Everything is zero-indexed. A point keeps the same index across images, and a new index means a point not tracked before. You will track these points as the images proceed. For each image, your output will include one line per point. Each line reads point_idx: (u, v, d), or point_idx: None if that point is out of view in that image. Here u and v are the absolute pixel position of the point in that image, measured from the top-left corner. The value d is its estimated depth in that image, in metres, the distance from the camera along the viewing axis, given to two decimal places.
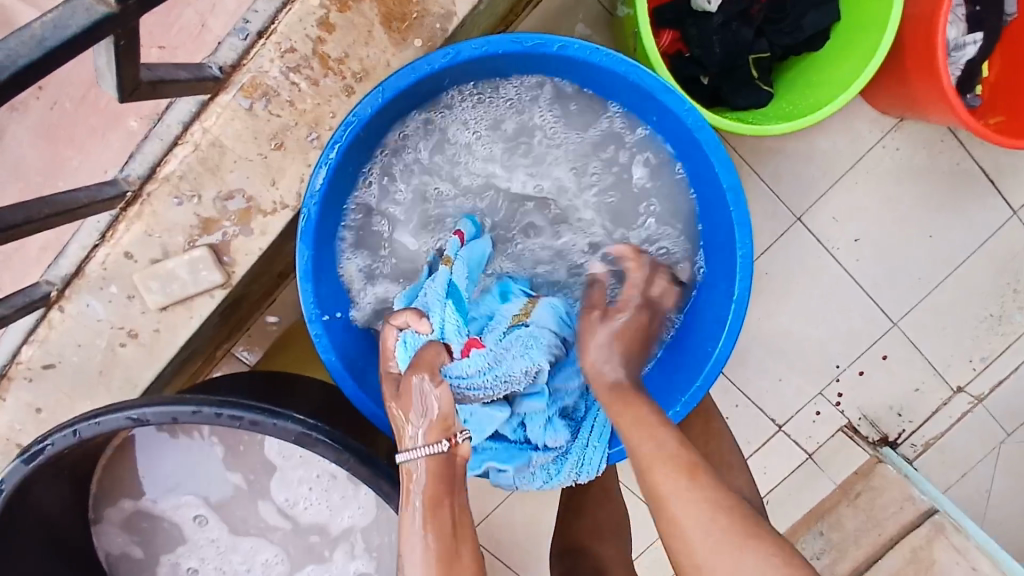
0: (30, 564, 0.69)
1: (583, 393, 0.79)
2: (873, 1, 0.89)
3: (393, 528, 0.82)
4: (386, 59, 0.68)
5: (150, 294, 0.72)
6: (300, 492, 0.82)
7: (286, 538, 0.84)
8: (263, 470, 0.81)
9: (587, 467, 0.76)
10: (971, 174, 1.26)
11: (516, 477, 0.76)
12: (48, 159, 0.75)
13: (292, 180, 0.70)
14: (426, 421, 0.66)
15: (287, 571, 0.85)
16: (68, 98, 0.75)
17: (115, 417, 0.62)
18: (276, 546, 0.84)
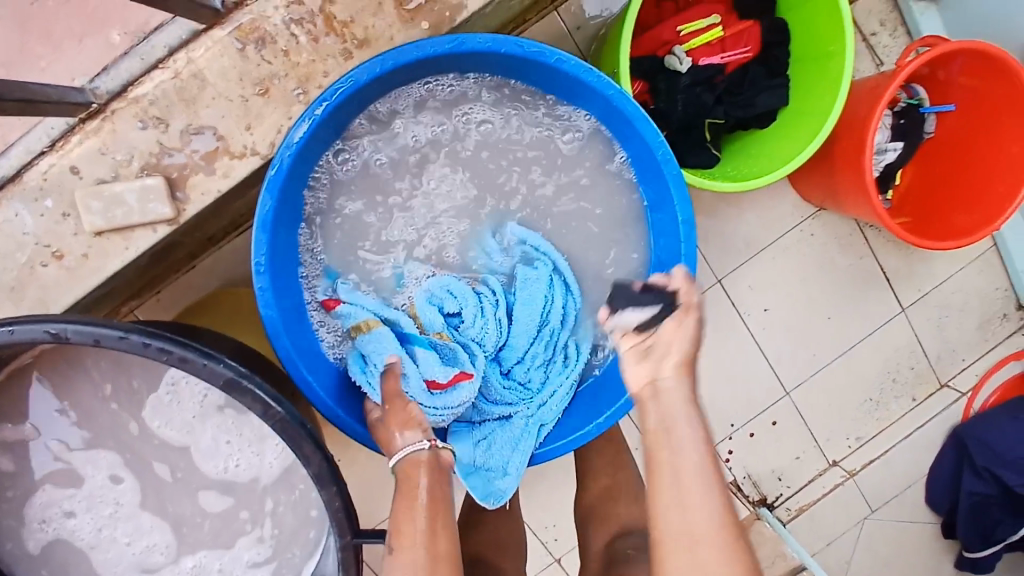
0: None
1: (540, 366, 0.83)
2: (817, 94, 1.01)
3: (293, 508, 0.79)
4: (390, 34, 0.69)
5: (89, 215, 0.68)
6: (222, 451, 0.79)
7: (186, 504, 0.80)
8: (169, 426, 0.78)
9: (538, 421, 0.82)
10: (870, 270, 1.40)
11: (476, 451, 0.81)
12: (15, 49, 0.75)
13: (269, 129, 0.69)
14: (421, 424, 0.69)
15: (172, 544, 0.81)
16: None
17: (32, 327, 0.58)
18: (172, 511, 0.81)
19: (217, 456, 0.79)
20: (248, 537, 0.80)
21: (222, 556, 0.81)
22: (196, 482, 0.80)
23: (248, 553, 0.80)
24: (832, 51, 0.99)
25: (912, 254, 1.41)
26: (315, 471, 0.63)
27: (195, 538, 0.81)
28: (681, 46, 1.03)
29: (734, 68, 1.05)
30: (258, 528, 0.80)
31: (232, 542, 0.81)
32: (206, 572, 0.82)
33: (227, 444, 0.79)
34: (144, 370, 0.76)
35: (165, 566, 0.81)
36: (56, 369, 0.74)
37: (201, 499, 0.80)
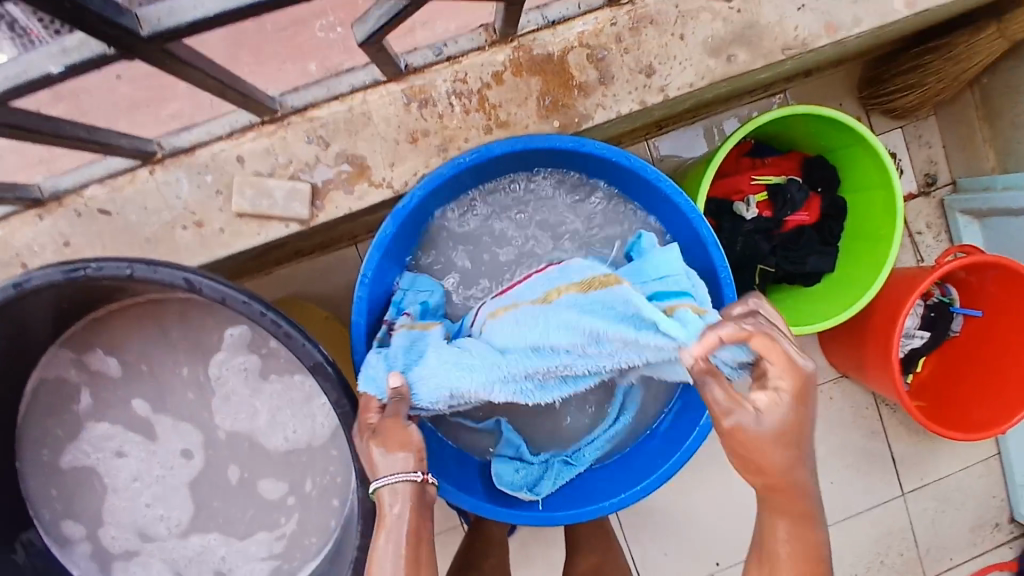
0: None
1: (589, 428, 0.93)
2: (862, 269, 1.13)
3: (316, 504, 0.86)
4: (527, 122, 0.82)
5: (239, 198, 0.80)
6: (274, 434, 0.85)
7: (215, 477, 0.87)
8: (231, 396, 0.85)
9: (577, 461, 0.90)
10: (879, 446, 1.46)
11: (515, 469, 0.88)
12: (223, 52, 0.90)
13: (407, 171, 0.82)
14: (411, 452, 0.67)
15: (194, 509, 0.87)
16: None
17: (175, 274, 0.67)
18: (205, 481, 0.87)
19: (268, 442, 0.86)
20: (262, 527, 0.87)
21: (233, 543, 0.88)
22: (233, 462, 0.87)
23: (254, 545, 0.87)
24: (882, 235, 1.11)
25: (921, 442, 1.47)
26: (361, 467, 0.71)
27: (211, 513, 0.88)
28: (754, 195, 1.16)
29: (791, 227, 1.17)
30: (274, 522, 0.87)
31: (242, 535, 0.87)
32: (209, 555, 0.88)
33: (285, 428, 0.85)
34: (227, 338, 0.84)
35: (174, 531, 0.87)
36: (158, 319, 0.83)
37: (229, 475, 0.87)
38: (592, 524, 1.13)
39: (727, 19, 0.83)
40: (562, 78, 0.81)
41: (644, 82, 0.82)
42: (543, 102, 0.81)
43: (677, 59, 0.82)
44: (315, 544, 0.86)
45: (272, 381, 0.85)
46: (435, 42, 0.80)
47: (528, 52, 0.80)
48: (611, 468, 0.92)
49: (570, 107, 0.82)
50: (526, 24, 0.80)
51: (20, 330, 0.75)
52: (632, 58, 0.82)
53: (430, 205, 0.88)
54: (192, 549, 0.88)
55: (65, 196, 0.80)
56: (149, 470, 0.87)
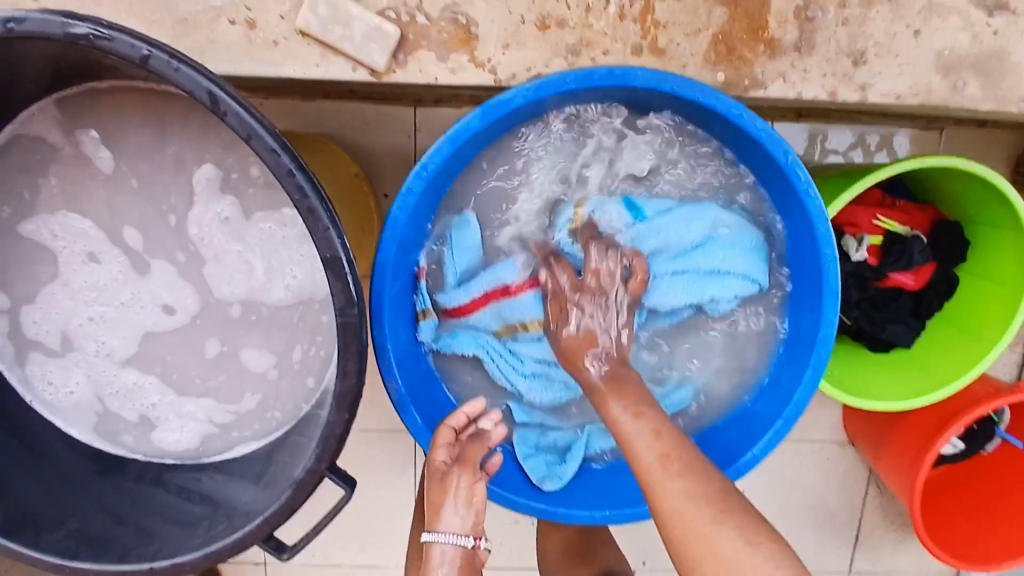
0: None
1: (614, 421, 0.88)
2: (941, 363, 1.00)
3: (293, 379, 0.75)
4: (687, 61, 0.64)
5: (308, 13, 0.63)
6: (276, 277, 0.73)
7: (177, 317, 0.76)
8: (228, 231, 0.72)
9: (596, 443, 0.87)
10: (850, 522, 1.39)
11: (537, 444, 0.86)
12: None
13: (521, 60, 0.64)
14: (462, 510, 0.72)
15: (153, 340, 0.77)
16: None
17: (196, 80, 0.51)
18: (172, 317, 0.76)
19: (261, 298, 0.74)
20: (220, 380, 0.77)
21: (170, 394, 0.78)
22: (201, 309, 0.75)
23: (191, 407, 0.78)
24: (981, 334, 0.98)
25: (891, 535, 1.40)
26: (343, 388, 0.59)
27: (159, 354, 0.77)
28: (868, 236, 1.00)
29: (890, 285, 1.02)
30: (223, 391, 0.77)
31: (181, 391, 0.78)
32: (140, 396, 0.78)
33: (284, 276, 0.73)
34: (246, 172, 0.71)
35: (115, 358, 0.77)
36: (176, 117, 0.69)
37: (192, 322, 0.76)
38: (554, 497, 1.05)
39: (975, 35, 0.65)
40: (753, 26, 0.63)
41: (845, 70, 0.65)
42: (717, 45, 0.64)
43: (896, 57, 0.65)
44: (274, 421, 0.76)
45: (286, 220, 0.71)
46: None
47: None
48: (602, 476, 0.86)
49: (746, 63, 0.64)
50: None
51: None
52: (847, 35, 0.64)
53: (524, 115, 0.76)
54: (125, 385, 0.78)
55: None
56: (109, 283, 0.75)
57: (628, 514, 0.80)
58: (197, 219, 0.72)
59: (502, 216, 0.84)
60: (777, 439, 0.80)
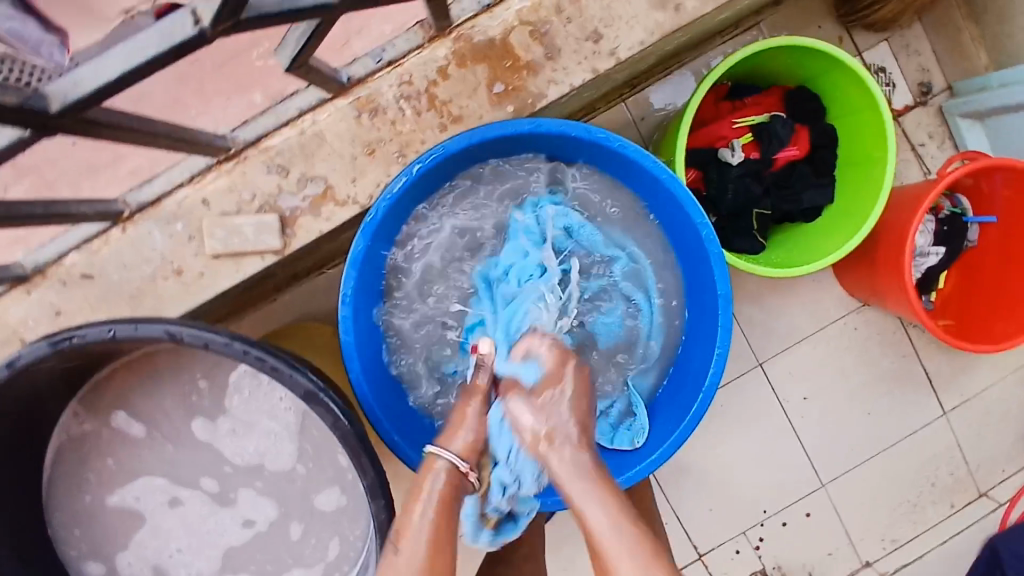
0: None
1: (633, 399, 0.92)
2: (859, 196, 1.10)
3: (349, 494, 0.88)
4: (481, 113, 0.80)
5: (211, 240, 0.80)
6: (276, 405, 0.88)
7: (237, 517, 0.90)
8: (235, 416, 0.88)
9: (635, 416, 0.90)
10: (913, 371, 1.44)
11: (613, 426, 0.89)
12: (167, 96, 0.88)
13: (370, 184, 0.81)
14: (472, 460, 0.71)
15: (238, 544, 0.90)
16: None
17: (154, 327, 0.69)
18: (233, 515, 0.90)
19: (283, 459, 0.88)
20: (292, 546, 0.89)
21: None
22: (250, 500, 0.89)
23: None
24: (874, 157, 1.07)
25: (954, 358, 1.44)
26: (368, 483, 0.72)
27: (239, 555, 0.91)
28: (738, 139, 1.12)
29: (781, 165, 1.13)
30: (310, 555, 0.89)
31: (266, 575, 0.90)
32: None
33: (278, 402, 0.88)
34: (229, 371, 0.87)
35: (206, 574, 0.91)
36: (160, 364, 0.86)
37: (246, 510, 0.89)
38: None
39: None
40: (508, 61, 0.79)
41: (592, 48, 0.79)
42: (493, 90, 0.79)
43: (623, 18, 0.79)
44: (358, 540, 0.87)
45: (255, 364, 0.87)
46: (373, 49, 0.79)
47: (468, 41, 0.78)
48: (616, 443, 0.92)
49: (522, 89, 0.80)
50: (461, 13, 0.78)
51: (27, 403, 0.77)
52: (576, 26, 0.79)
53: (379, 251, 0.85)
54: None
55: (46, 269, 0.82)
56: (180, 520, 0.89)
57: (658, 457, 0.85)
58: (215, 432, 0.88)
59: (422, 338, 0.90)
60: (730, 331, 0.83)
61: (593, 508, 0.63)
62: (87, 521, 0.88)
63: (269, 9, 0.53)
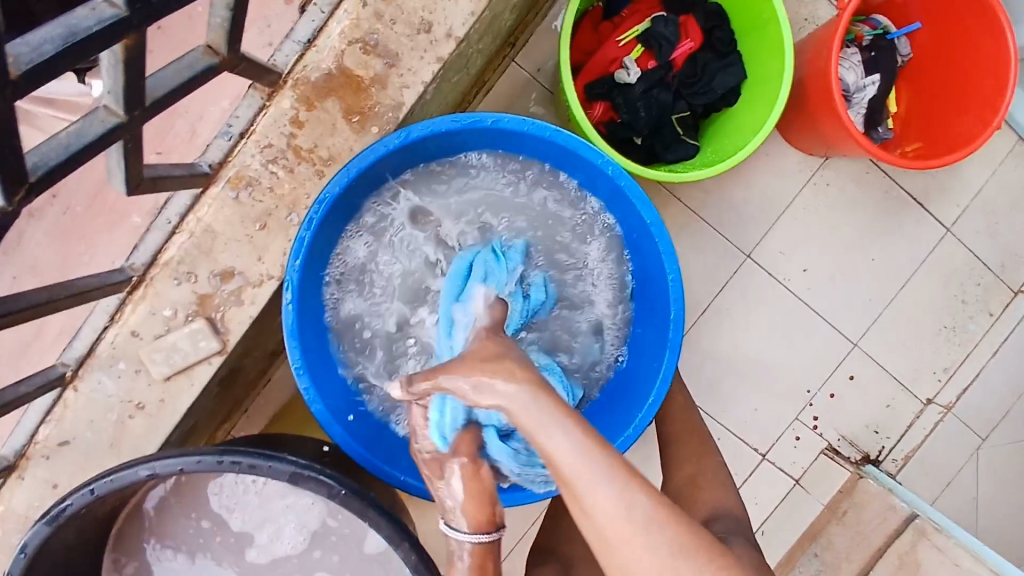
0: None
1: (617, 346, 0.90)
2: (769, 58, 1.05)
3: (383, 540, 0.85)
4: (350, 145, 0.78)
5: (156, 366, 0.81)
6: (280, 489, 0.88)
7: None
8: (253, 517, 0.88)
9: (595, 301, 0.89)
10: (901, 200, 1.39)
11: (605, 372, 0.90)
12: None
13: (276, 254, 0.80)
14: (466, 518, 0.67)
15: None
16: None
17: (129, 472, 0.70)
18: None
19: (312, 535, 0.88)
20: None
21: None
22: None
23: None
24: (766, 18, 1.03)
25: (938, 170, 1.38)
26: (386, 533, 0.72)
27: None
28: (629, 56, 1.08)
29: (683, 61, 1.10)
30: None
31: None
32: None
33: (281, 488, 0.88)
34: (220, 484, 0.88)
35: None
36: (165, 504, 0.87)
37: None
38: (675, 419, 1.03)
39: None
40: (353, 85, 0.77)
41: (427, 39, 0.77)
42: (351, 118, 0.78)
43: None
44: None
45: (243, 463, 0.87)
46: (220, 129, 0.77)
47: (306, 82, 0.77)
48: (605, 396, 0.89)
49: (378, 105, 0.78)
50: (288, 60, 0.77)
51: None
52: (403, 24, 0.76)
53: (314, 316, 0.82)
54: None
55: (23, 451, 0.83)
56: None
57: (654, 400, 0.81)
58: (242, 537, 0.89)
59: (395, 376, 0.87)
60: (673, 254, 0.80)
61: (599, 492, 0.52)
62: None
63: (57, 159, 0.56)
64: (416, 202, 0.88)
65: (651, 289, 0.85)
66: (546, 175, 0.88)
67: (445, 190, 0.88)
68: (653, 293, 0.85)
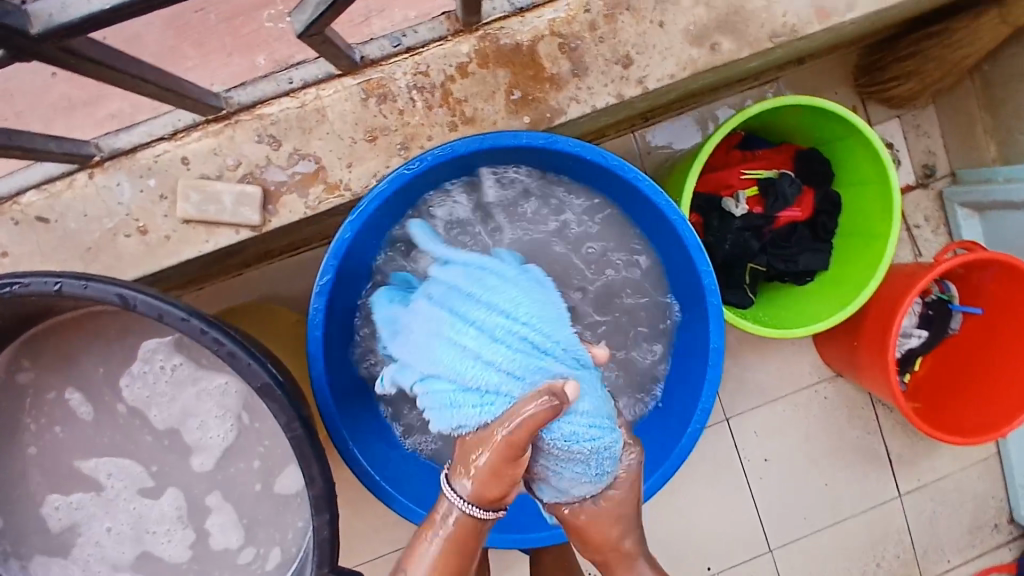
0: None
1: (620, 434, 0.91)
2: (857, 266, 1.07)
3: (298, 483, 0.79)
4: (496, 119, 0.76)
5: (185, 203, 0.74)
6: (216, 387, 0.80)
7: (191, 527, 0.81)
8: (176, 399, 0.80)
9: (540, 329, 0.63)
10: (875, 447, 1.43)
11: None
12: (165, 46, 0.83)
13: (366, 171, 0.76)
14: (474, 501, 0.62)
15: (165, 541, 0.81)
16: (217, 12, 0.84)
17: (106, 288, 0.61)
18: (178, 522, 0.81)
19: (221, 446, 0.80)
20: (243, 555, 0.80)
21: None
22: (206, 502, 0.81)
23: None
24: (877, 232, 1.05)
25: (918, 439, 1.44)
26: (315, 493, 0.66)
27: (193, 566, 0.82)
28: (744, 191, 1.09)
29: (783, 223, 1.11)
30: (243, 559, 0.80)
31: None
32: None
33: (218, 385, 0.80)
34: (135, 370, 0.78)
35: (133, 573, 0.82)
36: (78, 347, 0.78)
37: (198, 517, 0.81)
38: None
39: (710, 5, 0.76)
40: (533, 70, 0.75)
41: (621, 73, 0.76)
42: (512, 96, 0.75)
43: (656, 48, 0.76)
44: (292, 542, 0.79)
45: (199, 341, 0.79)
46: (392, 32, 0.74)
47: (494, 42, 0.74)
48: None
49: (542, 101, 0.76)
50: (492, 12, 0.74)
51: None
52: (608, 47, 0.75)
53: (364, 245, 0.81)
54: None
55: None
56: (107, 506, 0.81)
57: None
58: (151, 411, 0.80)
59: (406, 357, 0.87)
60: (716, 386, 0.79)
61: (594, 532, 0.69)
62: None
63: None
64: (515, 199, 0.86)
65: (677, 403, 0.85)
66: (637, 247, 0.88)
67: (545, 206, 0.87)
68: (677, 407, 0.85)
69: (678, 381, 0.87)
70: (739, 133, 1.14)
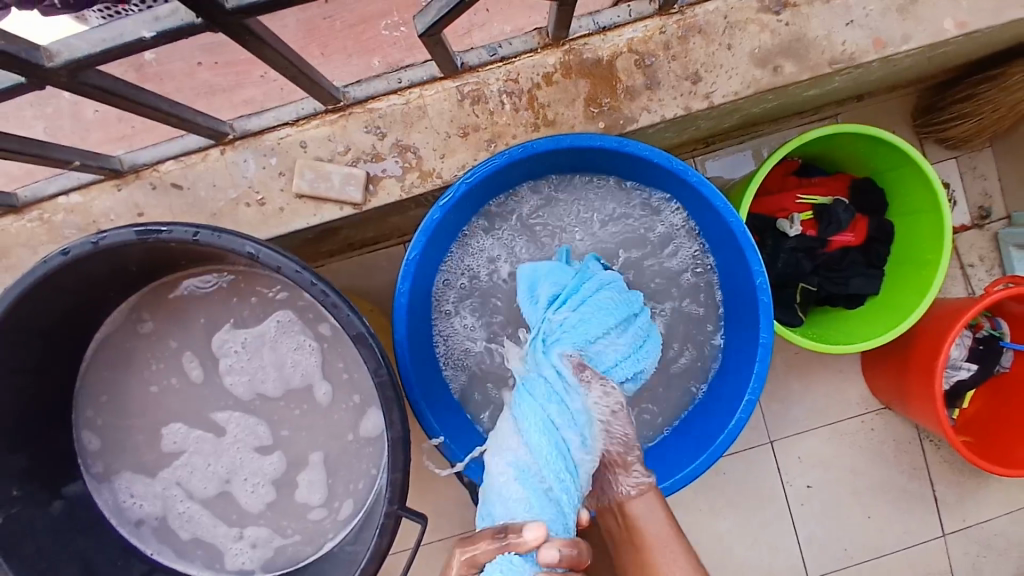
0: (50, 315, 0.77)
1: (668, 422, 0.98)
2: (908, 291, 1.11)
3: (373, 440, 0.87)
4: (574, 123, 0.85)
5: (300, 180, 0.85)
6: (302, 346, 0.88)
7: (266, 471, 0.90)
8: (270, 354, 0.88)
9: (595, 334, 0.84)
10: (923, 483, 1.42)
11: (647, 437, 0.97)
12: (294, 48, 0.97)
13: (457, 162, 0.86)
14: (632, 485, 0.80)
15: (243, 481, 0.91)
16: (340, 20, 0.98)
17: (236, 240, 0.71)
18: (258, 465, 0.90)
19: (304, 397, 0.89)
20: (316, 513, 0.89)
21: (282, 539, 0.90)
22: (291, 453, 0.90)
23: (295, 542, 0.89)
24: (927, 259, 1.09)
25: (967, 481, 1.43)
26: (393, 435, 0.73)
27: (266, 513, 0.90)
28: (799, 213, 1.15)
29: (835, 248, 1.16)
30: (310, 501, 0.89)
31: (285, 536, 0.90)
32: (236, 529, 0.90)
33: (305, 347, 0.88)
34: (238, 324, 0.88)
35: (206, 508, 0.91)
36: (184, 298, 0.88)
37: (274, 460, 0.90)
38: None
39: (774, 32, 0.85)
40: (610, 83, 0.85)
41: (689, 88, 0.85)
42: (590, 105, 0.85)
43: (723, 68, 0.85)
44: (361, 491, 0.87)
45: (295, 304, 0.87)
46: (490, 43, 0.83)
47: (578, 55, 0.84)
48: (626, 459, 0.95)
49: (617, 109, 0.85)
50: (577, 29, 0.84)
51: (83, 287, 0.78)
52: (679, 65, 0.84)
53: (446, 230, 0.90)
54: (244, 549, 0.90)
55: (141, 169, 0.86)
56: (196, 444, 0.90)
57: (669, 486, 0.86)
58: (247, 363, 0.89)
59: (475, 343, 0.97)
60: (762, 379, 0.85)
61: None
62: (103, 408, 0.90)
63: None
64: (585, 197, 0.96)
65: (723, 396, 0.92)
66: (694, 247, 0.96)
67: (612, 205, 0.96)
68: (723, 399, 0.92)
69: (724, 377, 0.94)
70: (795, 161, 1.21)
